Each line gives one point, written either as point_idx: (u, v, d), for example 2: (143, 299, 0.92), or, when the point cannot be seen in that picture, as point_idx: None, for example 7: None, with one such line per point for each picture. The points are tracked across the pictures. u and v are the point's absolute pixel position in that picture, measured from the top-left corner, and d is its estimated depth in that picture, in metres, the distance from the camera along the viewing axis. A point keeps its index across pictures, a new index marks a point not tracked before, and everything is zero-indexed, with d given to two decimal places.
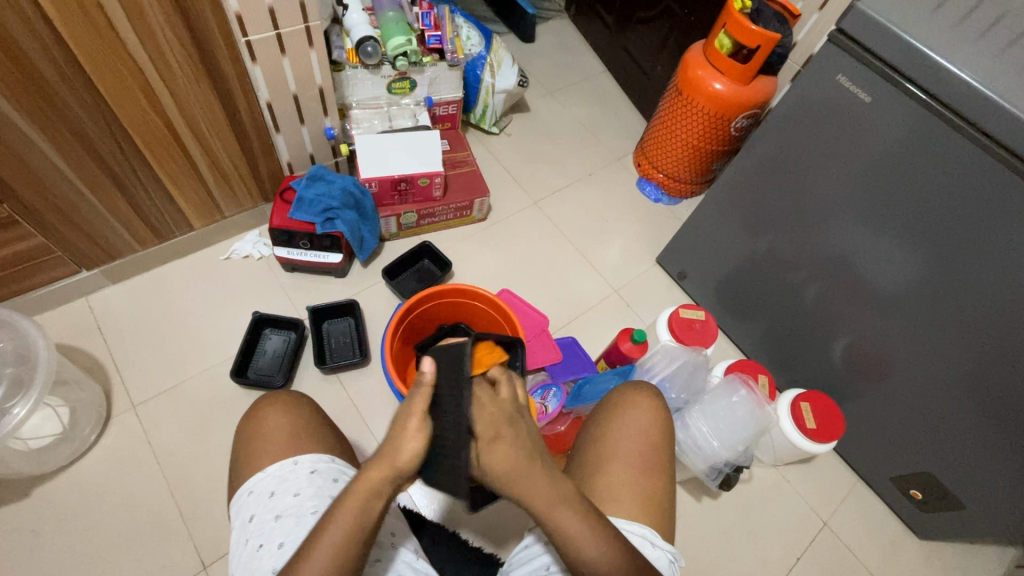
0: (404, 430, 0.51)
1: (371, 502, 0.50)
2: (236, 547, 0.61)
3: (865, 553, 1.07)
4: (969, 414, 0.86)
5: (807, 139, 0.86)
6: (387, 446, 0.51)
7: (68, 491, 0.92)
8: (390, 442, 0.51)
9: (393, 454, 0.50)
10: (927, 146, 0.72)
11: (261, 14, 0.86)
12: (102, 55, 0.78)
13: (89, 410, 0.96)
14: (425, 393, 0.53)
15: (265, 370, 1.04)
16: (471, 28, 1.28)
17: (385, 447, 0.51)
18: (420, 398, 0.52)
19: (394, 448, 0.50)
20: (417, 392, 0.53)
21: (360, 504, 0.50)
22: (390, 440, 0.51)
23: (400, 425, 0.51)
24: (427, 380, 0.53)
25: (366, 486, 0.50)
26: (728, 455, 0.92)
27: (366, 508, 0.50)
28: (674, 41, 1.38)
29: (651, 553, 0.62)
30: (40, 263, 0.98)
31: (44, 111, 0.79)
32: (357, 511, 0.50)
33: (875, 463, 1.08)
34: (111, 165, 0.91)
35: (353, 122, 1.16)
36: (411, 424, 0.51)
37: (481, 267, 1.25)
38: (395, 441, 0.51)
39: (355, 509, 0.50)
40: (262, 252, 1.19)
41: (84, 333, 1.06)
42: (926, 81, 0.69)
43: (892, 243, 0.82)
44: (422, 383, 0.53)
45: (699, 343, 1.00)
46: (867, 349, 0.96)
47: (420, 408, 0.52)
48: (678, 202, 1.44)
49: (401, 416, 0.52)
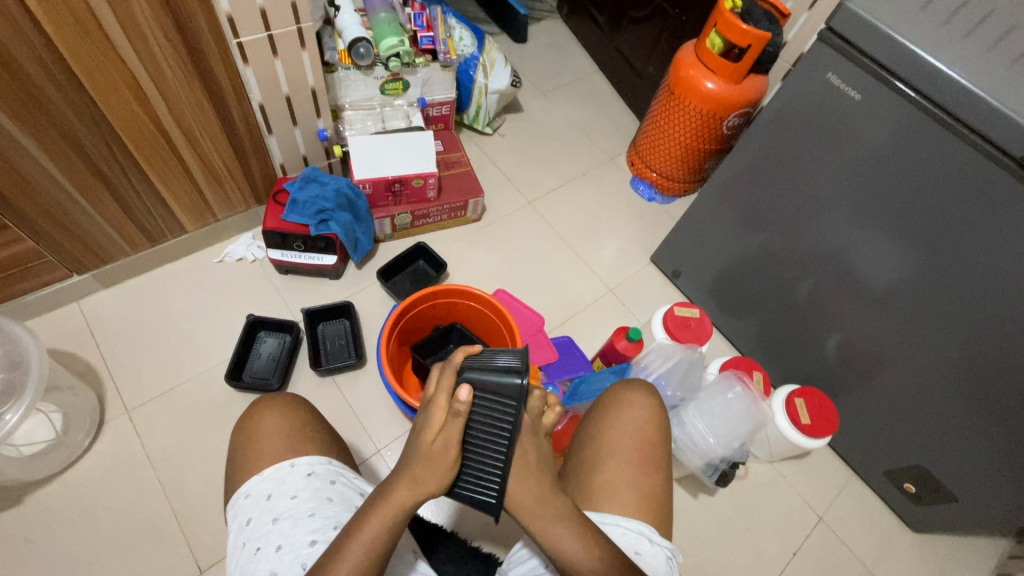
0: (439, 460, 0.48)
1: (395, 521, 0.49)
2: (233, 551, 0.61)
3: (860, 547, 1.07)
4: (961, 407, 0.87)
5: (799, 137, 0.86)
6: (420, 468, 0.49)
7: (62, 497, 0.92)
8: (425, 470, 0.49)
9: (427, 483, 0.49)
10: (917, 142, 0.73)
11: (252, 15, 0.86)
12: (92, 57, 0.77)
13: (82, 415, 0.95)
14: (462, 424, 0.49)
15: (260, 373, 1.04)
16: (463, 28, 1.27)
17: (417, 471, 0.49)
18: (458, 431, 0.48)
19: (429, 474, 0.49)
20: (454, 421, 0.48)
21: (386, 522, 0.49)
22: (421, 465, 0.49)
23: (436, 454, 0.48)
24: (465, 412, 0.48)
25: (394, 504, 0.49)
26: (725, 451, 0.93)
27: (390, 524, 0.49)
28: (666, 41, 1.39)
29: (649, 549, 0.62)
30: (31, 268, 0.97)
31: (33, 115, 0.78)
32: (382, 527, 0.49)
33: (868, 457, 1.09)
34: (103, 168, 0.90)
35: (346, 123, 1.15)
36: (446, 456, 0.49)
37: (476, 268, 1.25)
38: (430, 466, 0.49)
39: (380, 526, 0.49)
40: (255, 255, 1.18)
41: (77, 337, 1.05)
42: (913, 78, 0.70)
43: (883, 239, 0.83)
44: (459, 413, 0.48)
45: (693, 340, 1.01)
46: (859, 344, 0.97)
47: (458, 439, 0.49)
48: (672, 201, 1.44)
49: (435, 444, 0.48)
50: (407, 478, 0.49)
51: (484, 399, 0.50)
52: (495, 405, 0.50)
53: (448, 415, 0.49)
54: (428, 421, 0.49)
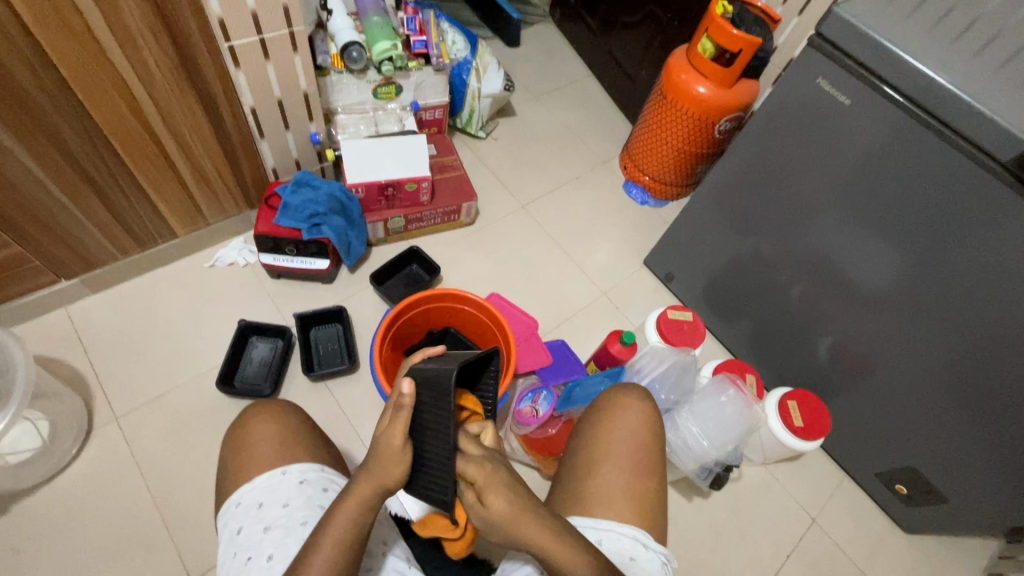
0: (388, 454, 0.50)
1: (362, 514, 0.52)
2: (224, 560, 0.60)
3: (852, 549, 1.08)
4: (949, 408, 0.88)
5: (789, 141, 0.87)
6: (371, 462, 0.51)
7: (48, 505, 0.90)
8: (375, 464, 0.51)
9: (382, 475, 0.51)
10: (907, 147, 0.74)
11: (244, 19, 0.86)
12: (80, 60, 0.76)
13: (70, 423, 0.93)
14: (406, 415, 0.50)
15: (251, 379, 1.03)
16: (456, 33, 1.28)
17: (371, 463, 0.51)
18: (401, 422, 0.50)
19: (380, 467, 0.51)
20: (397, 415, 0.51)
21: (353, 516, 0.51)
22: (376, 459, 0.51)
23: (384, 446, 0.51)
24: (406, 404, 0.50)
25: (358, 497, 0.51)
26: (718, 454, 0.93)
27: (358, 518, 0.52)
28: (658, 45, 1.40)
29: (643, 555, 0.62)
30: (18, 273, 0.96)
31: (21, 119, 0.77)
32: (349, 522, 0.51)
33: (861, 459, 1.10)
34: (93, 174, 0.90)
35: (338, 127, 1.14)
36: (394, 444, 0.50)
37: (470, 272, 1.25)
38: (381, 460, 0.51)
39: (347, 522, 0.51)
40: (247, 259, 1.17)
41: (65, 344, 1.04)
42: (900, 82, 0.71)
43: (873, 241, 0.84)
44: (402, 406, 0.51)
45: (687, 343, 1.01)
46: (850, 347, 0.98)
47: (401, 431, 0.50)
48: (664, 205, 1.45)
49: (382, 436, 0.51)
50: (364, 471, 0.52)
51: (432, 395, 0.51)
52: (436, 400, 0.50)
53: (393, 408, 0.51)
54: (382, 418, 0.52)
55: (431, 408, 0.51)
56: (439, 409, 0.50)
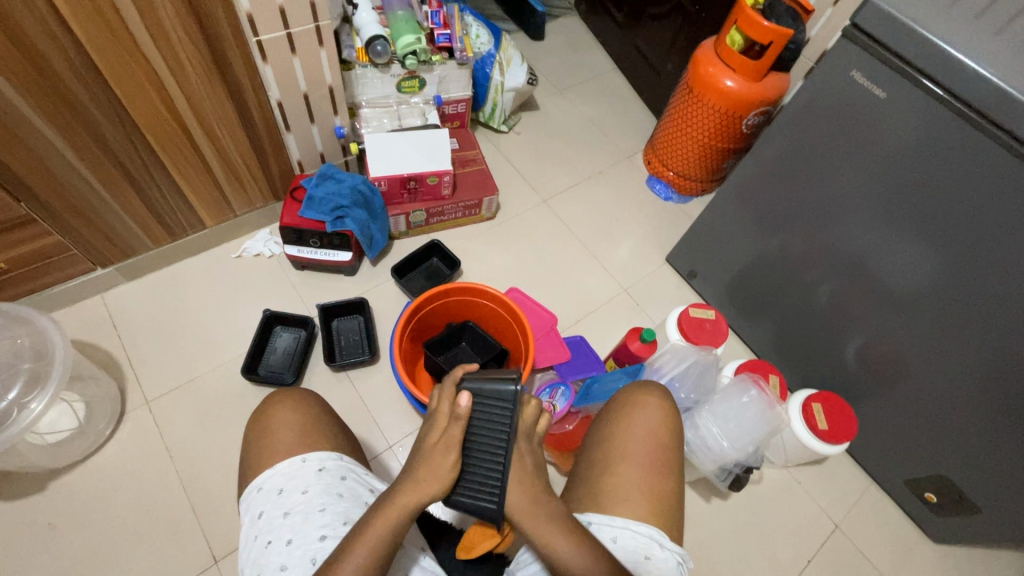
0: (441, 462, 0.51)
1: (399, 524, 0.51)
2: (245, 542, 0.62)
3: (877, 556, 1.05)
4: (985, 416, 0.85)
5: (822, 137, 0.84)
6: (420, 474, 0.51)
7: (83, 483, 0.94)
8: (425, 472, 0.51)
9: (428, 483, 0.50)
10: (946, 144, 0.71)
11: (272, 14, 0.87)
12: (117, 56, 0.79)
13: (105, 405, 0.97)
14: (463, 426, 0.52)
15: (275, 367, 1.06)
16: (480, 26, 1.27)
17: (419, 473, 0.51)
18: (461, 433, 0.51)
19: (430, 476, 0.51)
20: (454, 426, 0.51)
21: (388, 527, 0.51)
22: (423, 469, 0.51)
23: (434, 453, 0.51)
24: (466, 416, 0.51)
25: (399, 506, 0.51)
26: (738, 455, 0.91)
27: (395, 526, 0.51)
28: (685, 38, 1.37)
29: (659, 554, 0.62)
30: (56, 261, 1.00)
31: (60, 111, 0.80)
32: (386, 532, 0.51)
33: (888, 465, 1.07)
34: (126, 164, 0.92)
35: (362, 121, 1.16)
36: (449, 457, 0.51)
37: (491, 266, 1.25)
38: (430, 467, 0.51)
39: (384, 529, 0.51)
40: (272, 251, 1.20)
41: (101, 329, 1.08)
42: (941, 75, 0.68)
43: (904, 238, 0.81)
44: (459, 417, 0.51)
45: (710, 343, 0.99)
46: (879, 350, 0.95)
47: (458, 442, 0.51)
48: (688, 200, 1.43)
49: (437, 447, 0.51)
50: (411, 480, 0.51)
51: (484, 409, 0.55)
52: (496, 417, 0.53)
53: (449, 420, 0.52)
54: (429, 431, 0.52)
55: (485, 420, 0.53)
56: (499, 424, 0.52)
